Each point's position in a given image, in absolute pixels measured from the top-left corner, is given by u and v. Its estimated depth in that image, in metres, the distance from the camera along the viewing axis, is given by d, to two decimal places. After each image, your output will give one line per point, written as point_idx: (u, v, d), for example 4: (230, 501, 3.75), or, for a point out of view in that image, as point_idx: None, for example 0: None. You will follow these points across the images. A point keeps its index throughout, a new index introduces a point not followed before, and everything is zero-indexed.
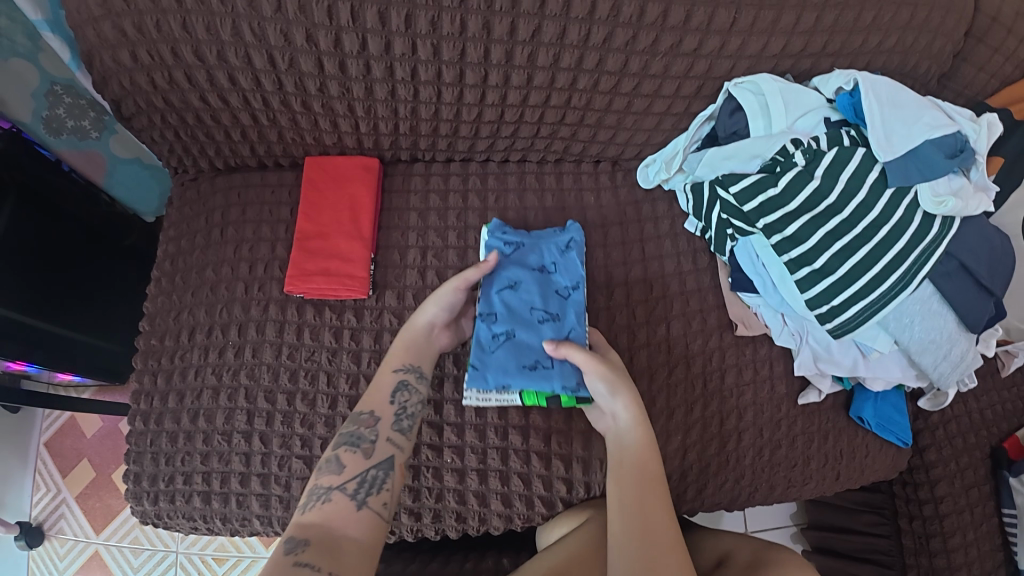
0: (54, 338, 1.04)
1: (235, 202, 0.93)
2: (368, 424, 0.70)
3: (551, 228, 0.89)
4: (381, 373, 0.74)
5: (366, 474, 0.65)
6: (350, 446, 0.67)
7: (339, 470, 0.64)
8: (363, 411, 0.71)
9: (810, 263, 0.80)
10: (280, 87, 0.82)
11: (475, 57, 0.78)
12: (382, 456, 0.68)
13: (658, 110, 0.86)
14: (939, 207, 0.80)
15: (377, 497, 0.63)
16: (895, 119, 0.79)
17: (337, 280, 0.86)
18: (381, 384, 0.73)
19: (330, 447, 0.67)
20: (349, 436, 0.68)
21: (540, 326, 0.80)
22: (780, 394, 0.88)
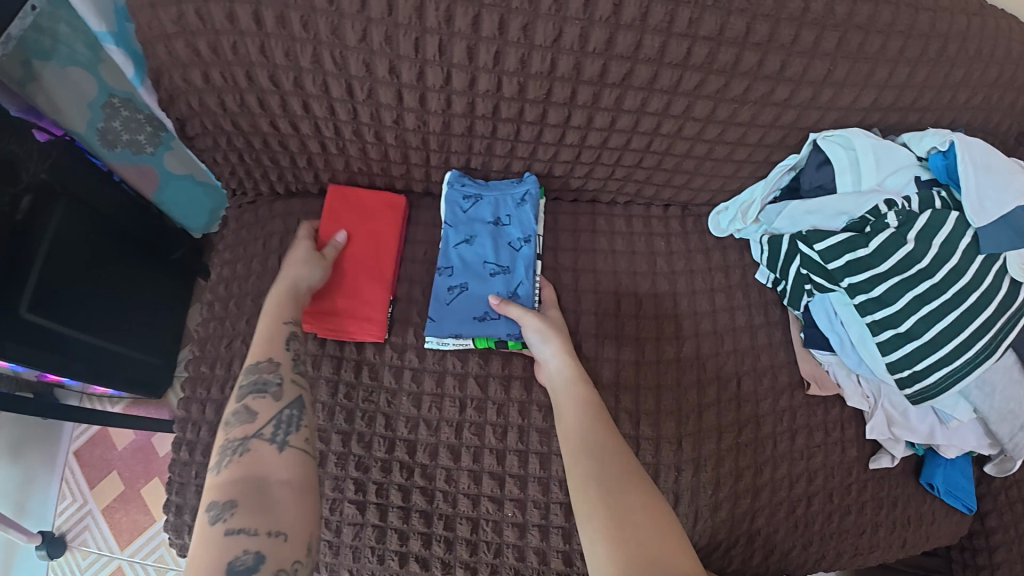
0: (97, 350, 1.02)
1: (295, 229, 0.91)
2: (268, 369, 0.64)
3: (509, 178, 0.89)
4: (267, 322, 0.69)
5: (279, 415, 0.60)
6: (257, 393, 0.62)
7: (250, 418, 0.59)
8: (260, 358, 0.65)
9: (894, 325, 0.77)
10: (354, 117, 0.80)
11: (561, 98, 0.76)
12: (292, 397, 0.63)
13: (738, 157, 0.83)
14: None
15: (298, 436, 0.60)
16: (991, 182, 0.75)
17: (354, 320, 0.81)
18: (275, 330, 0.68)
19: (232, 401, 0.61)
20: (252, 384, 0.62)
21: (492, 278, 0.83)
22: (851, 458, 0.85)
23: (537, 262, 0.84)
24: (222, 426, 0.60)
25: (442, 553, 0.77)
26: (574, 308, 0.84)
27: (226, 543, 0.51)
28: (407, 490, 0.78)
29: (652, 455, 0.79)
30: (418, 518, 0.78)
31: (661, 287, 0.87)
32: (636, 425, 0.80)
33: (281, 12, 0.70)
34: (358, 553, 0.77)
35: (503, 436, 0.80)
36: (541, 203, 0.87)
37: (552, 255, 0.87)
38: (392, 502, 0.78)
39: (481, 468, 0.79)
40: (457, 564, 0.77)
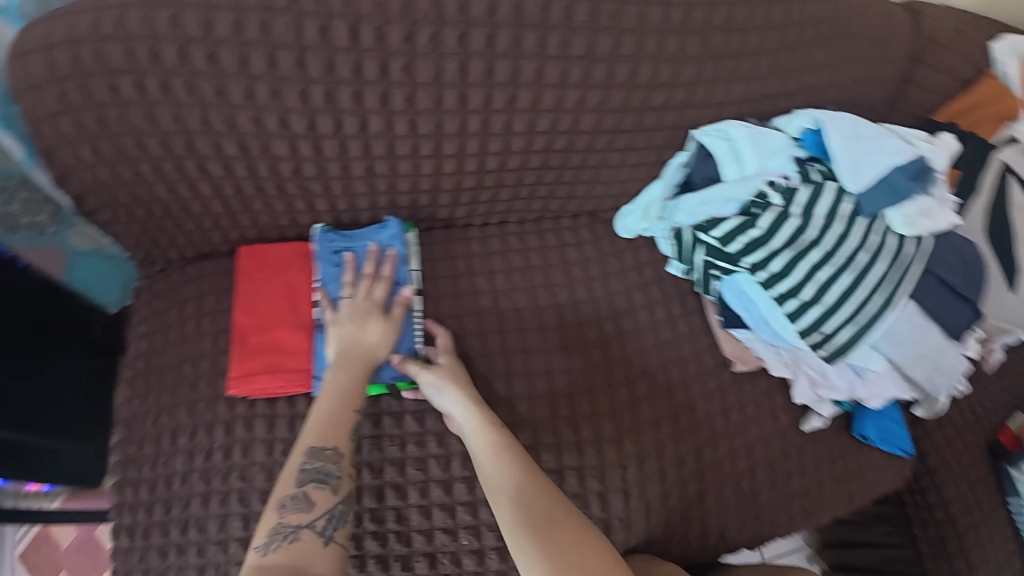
0: (30, 448, 0.96)
1: (211, 290, 0.89)
2: (332, 459, 0.68)
3: (375, 221, 0.88)
4: (328, 402, 0.71)
5: (335, 510, 0.65)
6: (319, 482, 0.66)
7: (308, 508, 0.64)
8: (326, 445, 0.68)
9: (797, 295, 0.82)
10: (254, 172, 0.80)
11: (452, 129, 0.77)
12: (347, 492, 0.68)
13: (631, 161, 0.88)
14: (912, 228, 0.82)
15: (343, 532, 0.65)
16: (860, 150, 0.81)
17: (281, 377, 0.80)
18: (339, 420, 0.71)
19: (290, 484, 0.65)
20: (313, 471, 0.66)
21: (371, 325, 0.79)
22: (784, 426, 0.89)
23: (412, 299, 0.82)
24: (274, 505, 0.63)
25: None
26: (498, 330, 0.85)
27: None
28: (359, 538, 0.76)
29: (595, 458, 0.80)
30: (373, 565, 0.76)
31: (582, 294, 0.89)
32: (576, 431, 0.81)
33: (164, 78, 0.70)
34: None
35: (447, 466, 0.80)
36: (410, 241, 0.86)
37: (472, 280, 0.88)
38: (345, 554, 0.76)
39: (430, 501, 0.79)
40: None
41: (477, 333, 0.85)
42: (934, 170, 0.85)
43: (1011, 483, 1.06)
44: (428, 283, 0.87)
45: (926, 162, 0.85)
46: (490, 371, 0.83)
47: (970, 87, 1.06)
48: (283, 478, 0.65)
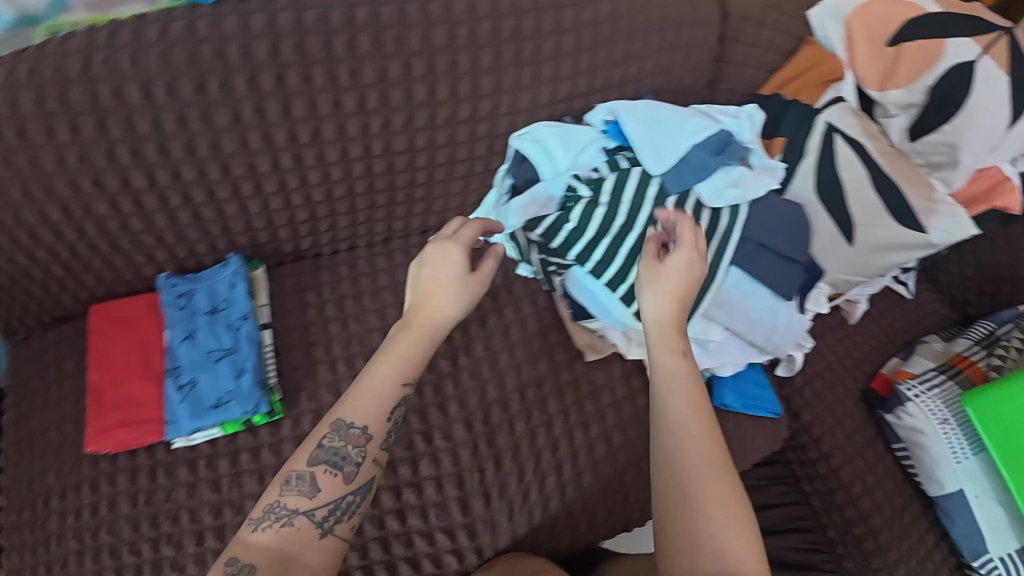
0: None
1: (72, 353, 0.91)
2: (356, 442, 0.62)
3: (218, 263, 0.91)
4: (383, 373, 0.64)
5: (341, 501, 0.60)
6: (331, 466, 0.61)
7: (312, 493, 0.60)
8: (356, 424, 0.62)
9: (625, 279, 0.86)
10: (85, 234, 0.82)
11: (266, 168, 0.81)
12: (364, 479, 0.63)
13: (459, 174, 0.92)
14: (720, 198, 0.87)
15: (345, 525, 0.60)
16: (659, 133, 0.86)
17: (136, 427, 0.82)
18: (379, 396, 0.64)
19: (303, 458, 0.61)
20: (331, 452, 0.61)
21: (216, 365, 0.83)
22: (642, 406, 0.93)
23: (262, 334, 0.86)
24: (277, 482, 0.60)
25: None
26: (346, 353, 0.88)
27: None
28: None
29: (451, 463, 0.84)
30: None
31: None
32: (430, 440, 0.85)
33: None
34: None
35: None
36: (255, 277, 0.90)
37: (321, 309, 0.91)
38: None
39: None
40: None
41: (327, 359, 0.87)
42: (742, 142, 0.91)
43: (890, 429, 1.10)
44: (277, 318, 0.90)
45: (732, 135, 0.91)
46: (343, 394, 0.85)
47: (793, 56, 1.09)
48: (301, 451, 0.61)
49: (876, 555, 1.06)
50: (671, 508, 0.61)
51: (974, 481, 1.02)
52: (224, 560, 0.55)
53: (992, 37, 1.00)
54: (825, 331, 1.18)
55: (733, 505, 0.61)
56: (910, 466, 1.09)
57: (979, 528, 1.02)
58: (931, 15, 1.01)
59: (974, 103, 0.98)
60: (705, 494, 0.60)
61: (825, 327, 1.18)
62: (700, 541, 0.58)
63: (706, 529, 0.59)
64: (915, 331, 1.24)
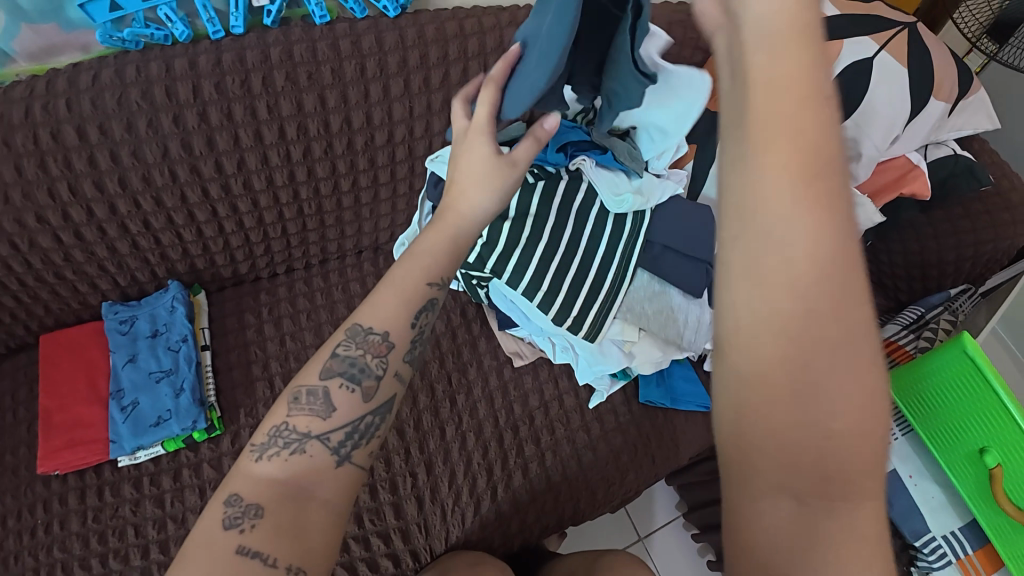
0: None
1: (24, 381, 0.96)
2: (378, 351, 0.56)
3: (161, 289, 0.97)
4: (411, 273, 0.57)
5: (358, 423, 0.55)
6: (345, 382, 0.55)
7: (325, 414, 0.53)
8: (374, 330, 0.56)
9: (540, 287, 0.90)
10: (30, 265, 0.87)
11: (196, 198, 0.87)
12: (383, 399, 0.57)
13: (385, 195, 0.98)
14: (621, 204, 0.91)
15: (363, 454, 0.54)
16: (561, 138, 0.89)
17: (83, 447, 0.86)
18: (411, 298, 0.57)
19: (313, 375, 0.55)
20: (347, 364, 0.56)
21: (157, 385, 0.88)
22: (570, 406, 0.99)
23: (201, 354, 0.92)
24: (286, 397, 0.54)
25: None
26: (283, 370, 0.93)
27: (240, 556, 0.46)
28: None
29: (384, 470, 0.89)
30: None
31: None
32: None
33: None
34: None
35: None
36: (195, 301, 0.96)
37: (260, 329, 0.96)
38: None
39: None
40: None
41: (265, 376, 0.93)
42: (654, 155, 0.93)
43: None
44: (218, 340, 0.95)
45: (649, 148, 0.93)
46: None
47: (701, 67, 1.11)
48: (312, 363, 0.56)
49: None
50: (784, 378, 0.37)
51: (905, 460, 1.09)
52: (224, 497, 0.48)
53: (892, 33, 1.09)
54: None
55: (850, 368, 0.37)
56: None
57: (918, 507, 1.07)
58: (830, 18, 1.09)
59: (873, 97, 1.06)
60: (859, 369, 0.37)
61: None
62: (821, 414, 0.37)
63: (830, 421, 0.37)
64: None
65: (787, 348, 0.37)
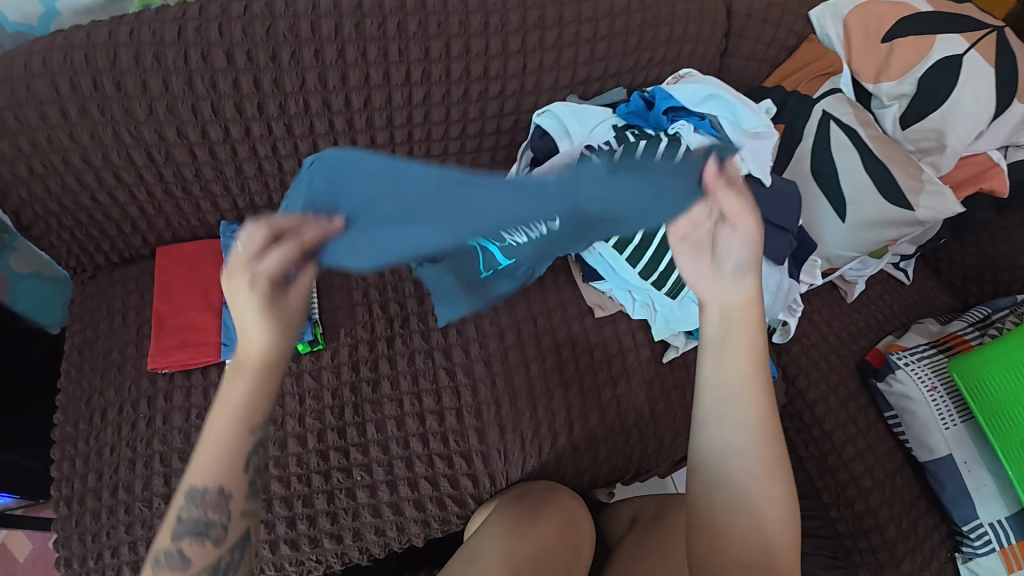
0: None
1: (135, 288, 1.02)
2: (215, 503, 0.50)
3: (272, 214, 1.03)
4: (224, 425, 0.51)
5: (221, 566, 0.50)
6: (196, 536, 0.50)
7: (183, 566, 0.49)
8: (198, 484, 0.50)
9: (631, 241, 0.93)
10: (161, 178, 0.94)
11: (322, 129, 0.93)
12: (242, 533, 0.52)
13: (488, 145, 1.04)
14: None
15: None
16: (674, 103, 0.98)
17: (196, 348, 0.93)
18: (229, 444, 0.51)
19: (167, 532, 0.51)
20: (190, 521, 0.50)
21: None
22: (646, 357, 1.02)
23: None
24: (149, 561, 0.50)
25: (307, 529, 0.85)
26: (381, 298, 0.99)
27: None
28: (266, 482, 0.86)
29: (471, 396, 0.94)
30: (279, 505, 0.85)
31: None
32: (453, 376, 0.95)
33: (80, 104, 0.85)
34: None
35: (341, 414, 0.90)
36: None
37: None
38: None
39: (327, 446, 0.89)
40: (323, 536, 0.85)
41: (365, 301, 0.99)
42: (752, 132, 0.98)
43: (881, 397, 1.19)
44: None
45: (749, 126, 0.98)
46: (377, 330, 0.97)
47: (795, 51, 1.27)
48: (161, 528, 0.50)
49: (866, 515, 1.15)
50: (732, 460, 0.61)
51: (962, 446, 1.11)
52: None
53: (980, 34, 1.15)
54: (822, 308, 1.28)
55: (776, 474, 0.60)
56: (901, 431, 1.18)
57: (968, 493, 1.09)
58: (918, 16, 1.17)
59: (958, 93, 1.13)
60: (756, 471, 0.60)
61: (822, 303, 1.28)
62: (762, 495, 0.60)
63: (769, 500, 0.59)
64: (908, 316, 1.33)
65: (744, 436, 0.61)
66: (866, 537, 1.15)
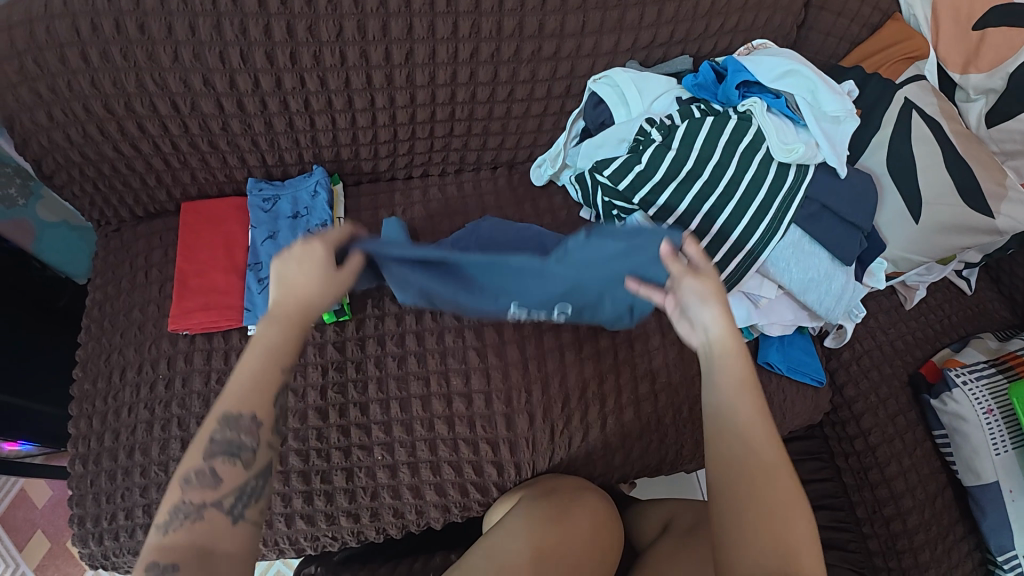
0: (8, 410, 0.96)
1: (158, 245, 0.98)
2: (248, 428, 0.51)
3: (301, 174, 0.98)
4: (259, 350, 0.53)
5: (246, 486, 0.50)
6: (229, 455, 0.50)
7: (214, 483, 0.49)
8: (241, 411, 0.51)
9: (686, 226, 0.87)
10: (186, 130, 0.88)
11: (359, 84, 0.86)
12: (265, 465, 0.52)
13: (536, 112, 0.96)
14: (790, 155, 0.85)
15: (257, 508, 0.51)
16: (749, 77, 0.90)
17: (217, 312, 0.89)
18: (265, 378, 0.53)
19: (198, 452, 0.50)
20: (224, 442, 0.50)
21: None
22: (689, 352, 0.96)
23: None
24: (177, 481, 0.49)
25: (324, 506, 0.82)
26: None
27: None
28: (284, 454, 0.83)
29: (502, 380, 0.89)
30: (297, 479, 0.82)
31: None
32: (483, 357, 0.89)
33: (102, 48, 0.79)
34: None
35: (364, 389, 0.86)
36: (334, 191, 0.97)
37: None
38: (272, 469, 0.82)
39: (349, 421, 0.85)
40: (339, 514, 0.82)
41: None
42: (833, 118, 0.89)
43: (933, 414, 1.09)
44: (351, 232, 0.96)
45: (830, 112, 0.89)
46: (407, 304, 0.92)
47: (879, 30, 1.15)
48: (190, 446, 0.50)
49: (902, 537, 1.07)
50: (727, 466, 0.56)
51: (1011, 474, 1.01)
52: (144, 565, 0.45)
53: None
54: (879, 313, 1.19)
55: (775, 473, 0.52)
56: (949, 454, 1.08)
57: (1010, 524, 1.01)
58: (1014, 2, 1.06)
59: None
60: (732, 422, 0.55)
61: (879, 308, 1.19)
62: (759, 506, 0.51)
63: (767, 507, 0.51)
64: (971, 328, 1.22)
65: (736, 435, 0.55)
66: (897, 558, 1.08)
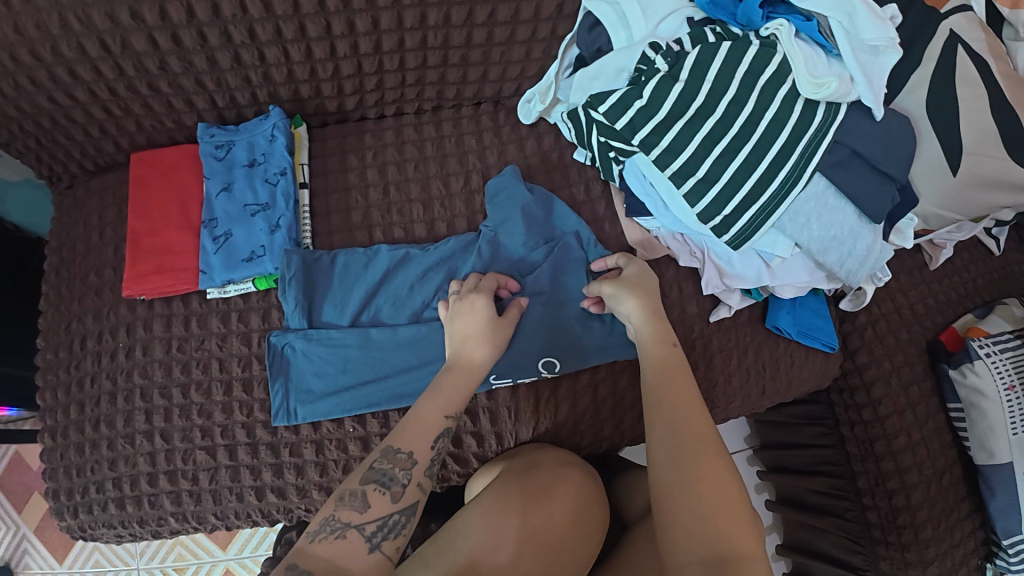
0: None
1: (111, 203, 0.89)
2: (403, 463, 0.56)
3: (259, 115, 0.88)
4: (431, 407, 0.60)
5: (389, 518, 0.53)
6: (381, 484, 0.54)
7: (362, 507, 0.52)
8: (399, 447, 0.56)
9: (693, 173, 0.77)
10: (122, 73, 0.78)
11: (311, 7, 0.74)
12: (410, 501, 0.55)
13: (522, 37, 0.83)
14: (820, 90, 0.72)
15: (394, 543, 0.52)
16: None
17: (172, 274, 0.81)
18: (434, 424, 0.59)
19: (357, 475, 0.54)
20: (380, 471, 0.55)
21: (252, 218, 0.83)
22: (689, 316, 0.88)
23: (299, 193, 0.85)
24: (335, 495, 0.53)
25: (294, 479, 0.78)
26: (384, 222, 0.86)
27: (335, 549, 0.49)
28: (250, 426, 0.79)
29: None
30: (266, 451, 0.78)
31: (478, 182, 0.89)
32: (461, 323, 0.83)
33: None
34: (218, 496, 0.79)
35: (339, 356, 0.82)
36: (294, 135, 0.87)
37: (363, 173, 0.88)
38: (239, 441, 0.78)
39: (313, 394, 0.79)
40: (311, 488, 0.78)
41: (364, 225, 0.86)
42: (873, 46, 0.74)
43: (950, 385, 1.02)
44: (314, 182, 0.87)
45: (867, 41, 0.74)
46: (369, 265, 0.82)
47: None
48: (354, 470, 0.55)
49: (904, 513, 1.01)
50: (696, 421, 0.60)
51: None
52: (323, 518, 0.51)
53: None
54: (901, 273, 1.08)
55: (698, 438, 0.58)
56: (962, 429, 1.01)
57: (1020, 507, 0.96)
58: None
59: None
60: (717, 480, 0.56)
61: (901, 267, 1.09)
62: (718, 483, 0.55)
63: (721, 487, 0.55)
64: (997, 292, 1.12)
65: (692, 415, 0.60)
66: (896, 533, 1.03)
